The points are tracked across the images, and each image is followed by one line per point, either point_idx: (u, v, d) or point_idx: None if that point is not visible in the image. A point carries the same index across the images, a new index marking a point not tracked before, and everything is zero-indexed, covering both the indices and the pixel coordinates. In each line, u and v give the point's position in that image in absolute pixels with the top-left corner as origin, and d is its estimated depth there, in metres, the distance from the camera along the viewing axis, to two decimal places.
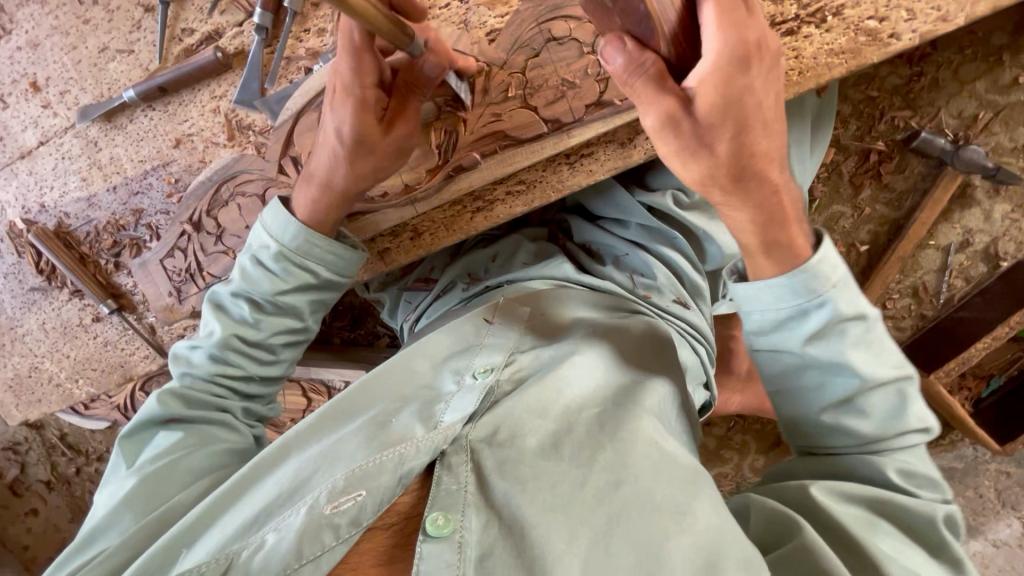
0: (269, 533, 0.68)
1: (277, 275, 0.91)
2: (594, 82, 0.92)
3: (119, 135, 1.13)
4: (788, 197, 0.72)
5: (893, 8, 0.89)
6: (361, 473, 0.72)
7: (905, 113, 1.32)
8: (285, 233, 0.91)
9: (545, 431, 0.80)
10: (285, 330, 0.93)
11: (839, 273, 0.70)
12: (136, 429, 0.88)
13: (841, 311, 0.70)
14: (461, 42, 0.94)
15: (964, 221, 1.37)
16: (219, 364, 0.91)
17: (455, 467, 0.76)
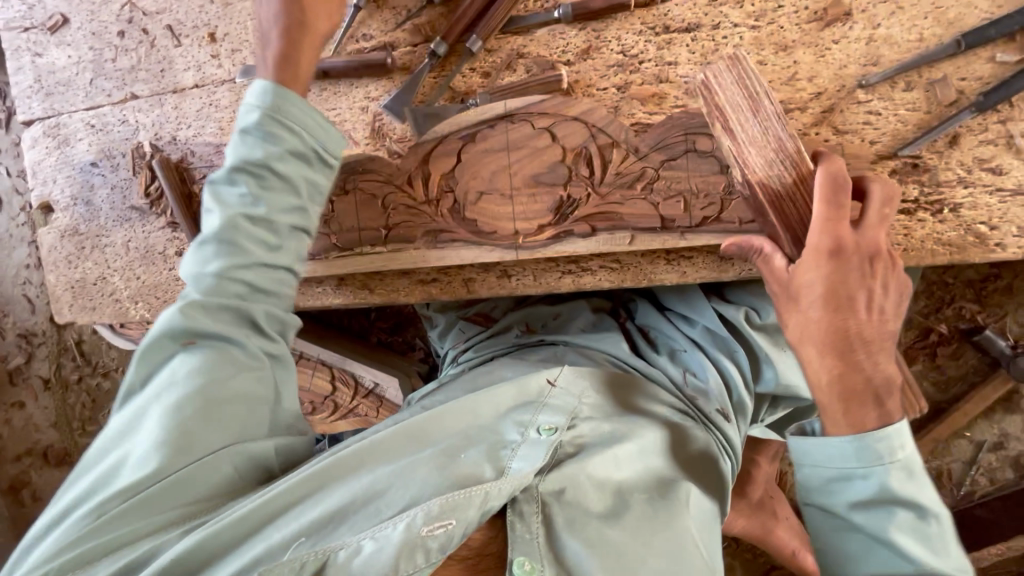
0: (365, 540, 0.73)
1: (268, 141, 0.87)
2: (717, 199, 1.00)
3: None
4: (874, 381, 0.77)
5: (1006, 221, 0.95)
6: (453, 502, 0.75)
7: (973, 306, 1.38)
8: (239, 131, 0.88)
9: (606, 505, 0.86)
10: (287, 206, 0.87)
11: (899, 454, 0.74)
12: (156, 342, 0.83)
13: (891, 489, 0.74)
14: (612, 126, 1.01)
15: (1003, 424, 1.40)
16: (235, 251, 0.84)
17: (528, 516, 0.81)
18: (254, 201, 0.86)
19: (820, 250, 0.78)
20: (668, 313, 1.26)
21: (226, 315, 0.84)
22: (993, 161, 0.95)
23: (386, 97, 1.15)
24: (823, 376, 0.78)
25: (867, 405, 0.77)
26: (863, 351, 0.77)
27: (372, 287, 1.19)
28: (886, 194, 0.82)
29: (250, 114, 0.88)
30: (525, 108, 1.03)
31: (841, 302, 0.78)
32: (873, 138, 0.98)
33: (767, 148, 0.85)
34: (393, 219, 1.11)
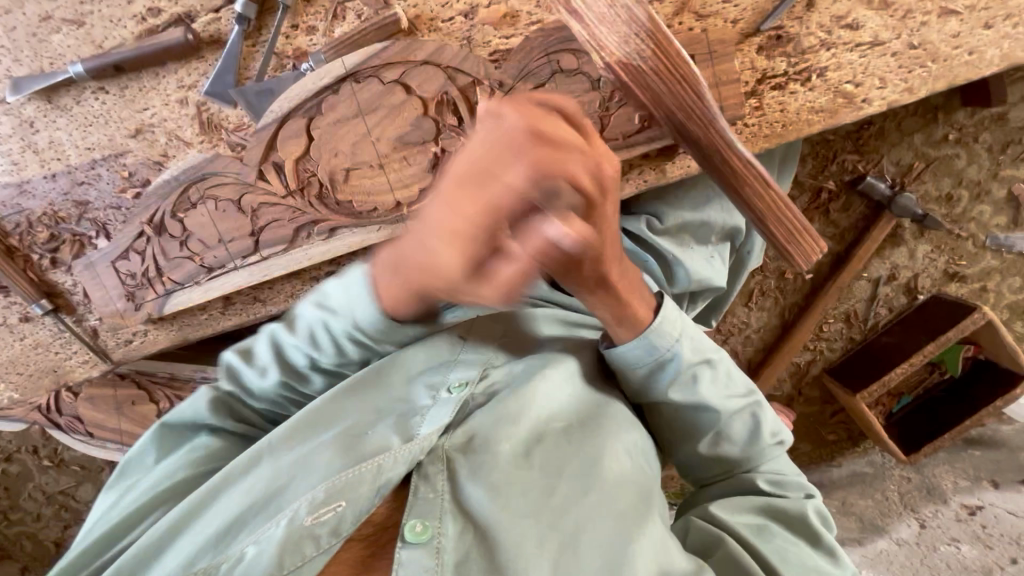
0: (248, 546, 0.70)
1: (285, 372, 0.86)
2: (597, 117, 0.94)
3: (61, 117, 0.99)
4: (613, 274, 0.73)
5: (868, 75, 0.96)
6: (342, 483, 0.73)
7: (853, 157, 1.45)
8: (360, 316, 0.79)
9: (518, 442, 0.82)
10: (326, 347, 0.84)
11: (679, 328, 0.83)
12: (178, 420, 0.86)
13: (687, 359, 0.84)
14: (467, 63, 0.90)
15: (893, 257, 1.53)
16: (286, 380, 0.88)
17: (432, 476, 0.79)
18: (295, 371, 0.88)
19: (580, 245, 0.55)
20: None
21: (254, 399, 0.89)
22: (849, 17, 0.94)
23: (205, 82, 0.97)
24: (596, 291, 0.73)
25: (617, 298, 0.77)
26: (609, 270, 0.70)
27: (263, 299, 1.07)
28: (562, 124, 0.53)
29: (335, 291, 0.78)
30: (367, 62, 0.90)
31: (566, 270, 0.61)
32: (735, 17, 0.93)
33: (618, 23, 0.77)
34: (259, 221, 0.97)
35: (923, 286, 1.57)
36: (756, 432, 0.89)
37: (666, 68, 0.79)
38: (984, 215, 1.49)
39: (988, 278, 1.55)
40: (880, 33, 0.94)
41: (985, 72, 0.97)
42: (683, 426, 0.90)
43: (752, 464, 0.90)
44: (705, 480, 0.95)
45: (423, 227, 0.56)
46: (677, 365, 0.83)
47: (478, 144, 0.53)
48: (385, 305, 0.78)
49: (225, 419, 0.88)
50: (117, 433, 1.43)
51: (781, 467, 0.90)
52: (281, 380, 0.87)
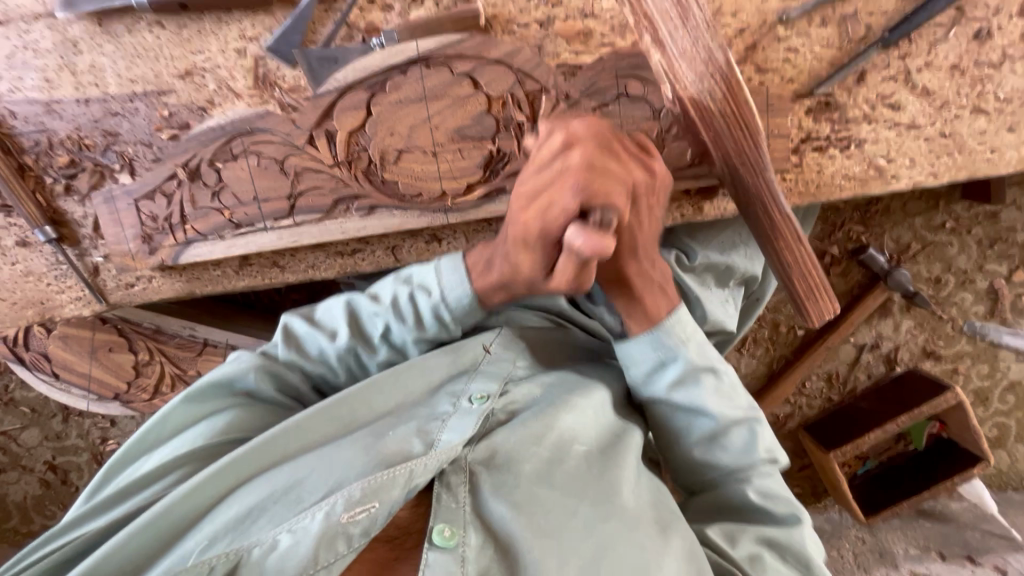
0: (282, 534, 0.66)
1: (363, 341, 0.89)
2: (652, 145, 0.95)
3: (109, 43, 0.96)
4: (652, 277, 0.78)
5: (901, 154, 1.03)
6: (377, 483, 0.69)
7: (858, 228, 1.54)
8: (450, 290, 0.86)
9: (542, 459, 0.79)
10: (405, 324, 0.88)
11: (689, 333, 0.79)
12: (206, 393, 0.85)
13: (694, 362, 0.78)
14: (537, 69, 0.92)
15: (879, 327, 1.62)
16: (352, 353, 0.90)
17: (455, 486, 0.75)
18: (369, 339, 0.90)
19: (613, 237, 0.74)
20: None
21: (311, 368, 0.90)
22: (893, 97, 1.00)
23: (269, 38, 0.95)
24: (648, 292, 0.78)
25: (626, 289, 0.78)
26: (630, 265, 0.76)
27: (283, 265, 1.06)
28: (574, 139, 0.65)
29: (439, 285, 0.86)
30: (441, 49, 0.91)
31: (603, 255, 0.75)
32: (791, 77, 0.98)
33: (698, 61, 0.80)
34: (299, 185, 0.95)
35: (902, 359, 1.65)
36: (751, 448, 0.80)
37: (736, 120, 0.83)
38: (965, 301, 1.59)
39: (960, 361, 1.64)
40: (918, 117, 1.01)
41: (1002, 171, 1.04)
42: (671, 429, 0.83)
43: (743, 475, 0.81)
44: (693, 488, 0.88)
45: (505, 233, 0.74)
46: (680, 366, 0.78)
47: (542, 161, 0.67)
48: (480, 287, 0.85)
49: (268, 386, 0.87)
50: (87, 378, 1.36)
51: (775, 483, 0.82)
52: (351, 347, 0.89)
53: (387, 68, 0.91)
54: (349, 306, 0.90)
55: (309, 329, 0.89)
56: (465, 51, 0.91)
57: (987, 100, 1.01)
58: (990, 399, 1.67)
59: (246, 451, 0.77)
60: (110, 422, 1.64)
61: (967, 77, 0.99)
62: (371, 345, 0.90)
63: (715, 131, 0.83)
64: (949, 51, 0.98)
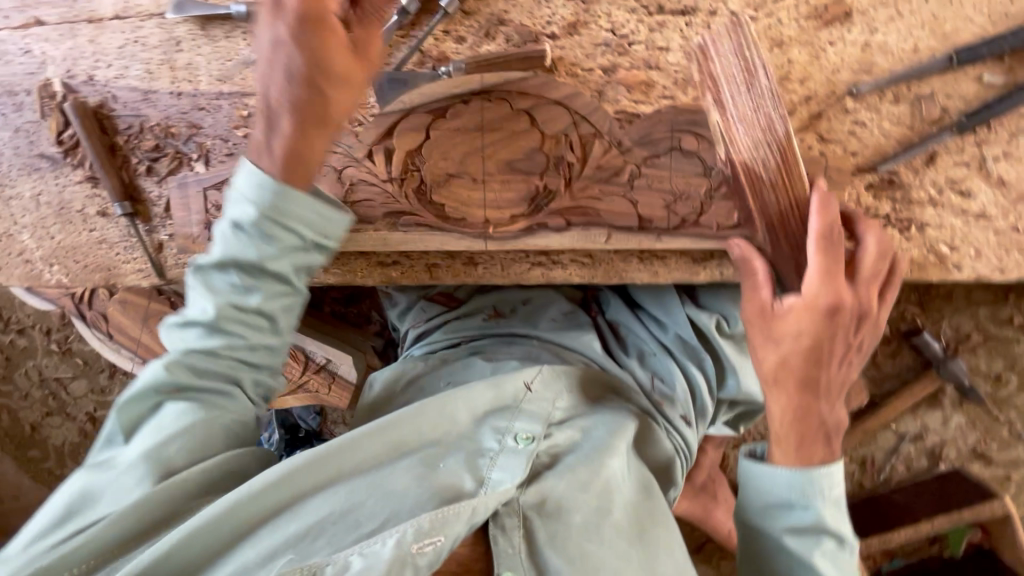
0: (353, 555, 0.65)
1: (234, 299, 0.74)
2: (698, 201, 0.95)
3: (206, 45, 1.05)
4: (827, 421, 0.84)
5: (966, 243, 0.97)
6: (443, 516, 0.69)
7: (915, 309, 1.45)
8: (248, 182, 0.73)
9: (589, 508, 0.79)
10: (269, 256, 0.73)
11: (836, 490, 0.80)
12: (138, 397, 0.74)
13: (824, 520, 0.79)
14: (595, 113, 0.93)
15: (925, 418, 1.52)
16: (222, 331, 0.74)
17: (508, 530, 0.75)
18: (235, 287, 0.74)
19: (816, 302, 0.81)
20: (640, 313, 1.15)
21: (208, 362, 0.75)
22: (963, 183, 0.95)
23: None
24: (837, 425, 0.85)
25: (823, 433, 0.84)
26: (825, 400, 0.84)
27: (326, 267, 1.11)
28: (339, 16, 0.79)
29: (246, 204, 0.73)
30: (503, 85, 0.94)
31: (811, 382, 0.83)
32: (855, 150, 0.96)
33: (756, 128, 0.86)
34: (352, 195, 1.01)
35: (947, 455, 1.53)
36: None
37: (783, 184, 0.88)
38: None
39: (1015, 469, 1.51)
40: (989, 208, 0.96)
41: None
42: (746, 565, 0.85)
43: None
44: None
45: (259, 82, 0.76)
46: (809, 517, 0.79)
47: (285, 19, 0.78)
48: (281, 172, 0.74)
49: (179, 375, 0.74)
50: (137, 342, 1.45)
51: None
52: (222, 310, 0.74)
53: (451, 96, 0.95)
54: (198, 266, 0.75)
55: (182, 329, 0.76)
56: (527, 88, 0.93)
57: None
58: None
59: (294, 466, 0.74)
60: None
61: None
62: (243, 289, 0.74)
63: (767, 204, 0.89)
64: None
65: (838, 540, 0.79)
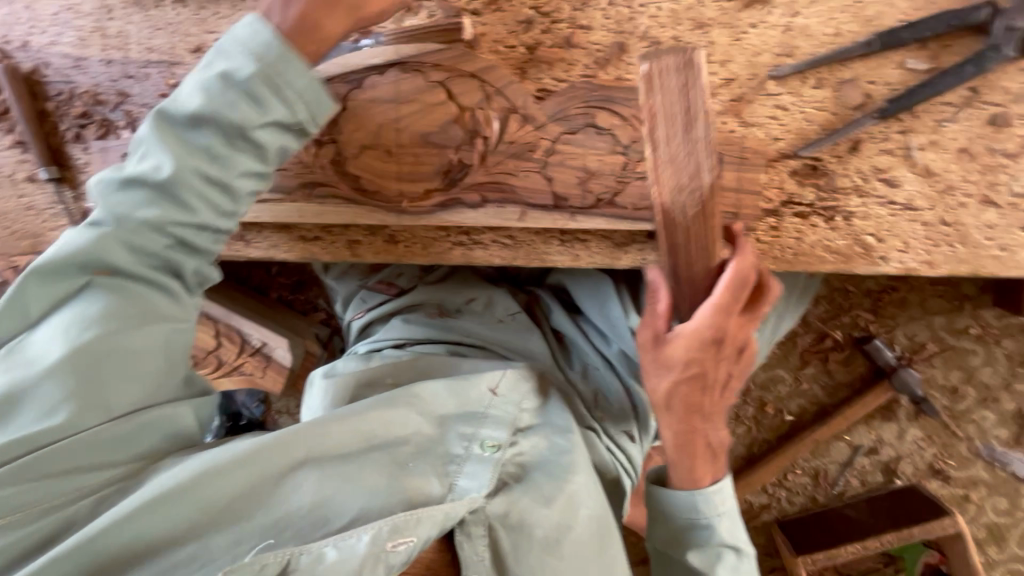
0: (328, 547, 0.69)
1: (201, 160, 0.75)
2: (613, 180, 0.93)
3: (138, 15, 1.06)
4: (711, 440, 0.89)
5: (892, 235, 0.94)
6: (416, 518, 0.73)
7: (868, 316, 1.41)
8: (240, 50, 0.75)
9: (552, 523, 0.81)
10: (237, 132, 0.75)
11: (726, 505, 0.87)
12: (62, 269, 0.74)
13: (722, 536, 0.86)
14: (509, 87, 0.92)
15: (879, 431, 1.46)
16: (166, 204, 0.74)
17: (474, 537, 0.79)
18: (209, 153, 0.75)
19: (703, 336, 0.80)
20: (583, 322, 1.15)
21: (148, 236, 0.74)
22: (889, 172, 0.93)
23: None
24: (721, 438, 0.91)
25: (705, 450, 0.88)
26: (708, 421, 0.88)
27: (247, 240, 1.08)
28: None
29: (241, 59, 0.74)
30: (419, 56, 0.93)
31: (696, 408, 0.86)
32: (777, 134, 0.93)
33: (682, 172, 0.71)
34: None
35: (902, 471, 1.46)
36: None
37: (697, 236, 0.77)
38: (986, 421, 1.41)
39: (974, 488, 1.44)
40: (916, 199, 0.93)
41: (1011, 273, 0.93)
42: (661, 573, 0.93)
43: None
44: None
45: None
46: (710, 534, 0.86)
47: None
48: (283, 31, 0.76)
49: (120, 249, 0.74)
50: None
51: None
52: (180, 177, 0.73)
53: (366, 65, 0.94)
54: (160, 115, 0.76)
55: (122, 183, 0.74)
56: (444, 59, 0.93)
57: (1001, 191, 0.91)
58: (1006, 541, 1.45)
59: (263, 454, 0.74)
60: None
61: (978, 164, 0.91)
62: (211, 157, 0.75)
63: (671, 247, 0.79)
64: (959, 133, 0.90)
65: (737, 554, 0.87)
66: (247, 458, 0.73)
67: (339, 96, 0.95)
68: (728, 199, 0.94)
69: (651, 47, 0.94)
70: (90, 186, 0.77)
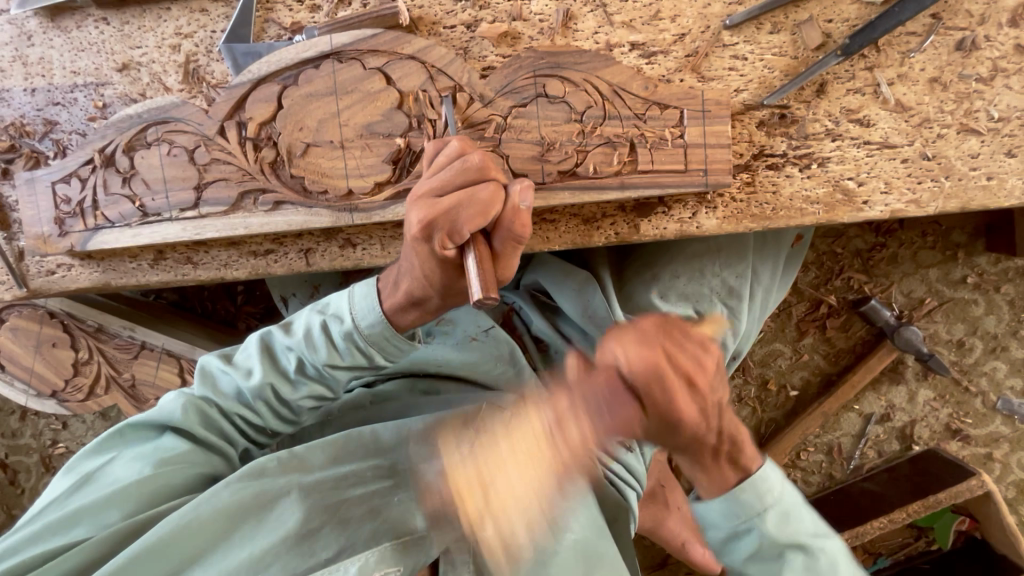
0: None
1: (292, 379, 0.79)
2: (573, 151, 0.87)
3: (58, 38, 1.00)
4: (724, 446, 0.68)
5: (874, 176, 0.89)
6: (391, 550, 0.67)
7: (860, 277, 1.35)
8: (365, 316, 0.77)
9: (537, 550, 0.73)
10: (335, 378, 0.80)
11: (770, 500, 0.71)
12: (139, 425, 0.78)
13: (774, 540, 0.70)
14: (451, 66, 0.88)
15: (889, 395, 1.39)
16: (247, 406, 0.79)
17: (458, 565, 0.72)
18: (293, 378, 0.79)
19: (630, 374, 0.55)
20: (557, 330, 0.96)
21: (203, 433, 0.78)
22: (860, 112, 0.88)
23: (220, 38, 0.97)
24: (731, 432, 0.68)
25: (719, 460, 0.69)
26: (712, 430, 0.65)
27: (195, 261, 1.01)
28: None
29: (360, 317, 0.77)
30: (354, 44, 0.88)
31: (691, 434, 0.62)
32: (739, 86, 0.89)
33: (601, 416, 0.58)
34: (207, 176, 0.93)
35: (919, 436, 1.39)
36: None
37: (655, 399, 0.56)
38: (998, 372, 1.35)
39: (996, 445, 1.37)
40: (891, 136, 0.88)
41: (1003, 202, 0.88)
42: None
43: None
44: None
45: None
46: (758, 541, 0.71)
47: None
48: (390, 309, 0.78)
49: (193, 424, 0.77)
50: (27, 371, 1.26)
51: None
52: (266, 383, 0.78)
53: (298, 59, 0.89)
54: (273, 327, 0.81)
55: (221, 369, 0.79)
56: (379, 43, 0.88)
57: (978, 119, 0.87)
58: None
59: (248, 495, 0.70)
60: (62, 424, 1.50)
61: (952, 92, 0.87)
62: (291, 381, 0.79)
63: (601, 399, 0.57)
64: (925, 63, 0.86)
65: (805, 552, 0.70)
66: (236, 498, 0.70)
67: (275, 95, 0.90)
68: (699, 155, 0.87)
69: (596, 11, 0.89)
70: (199, 363, 0.82)
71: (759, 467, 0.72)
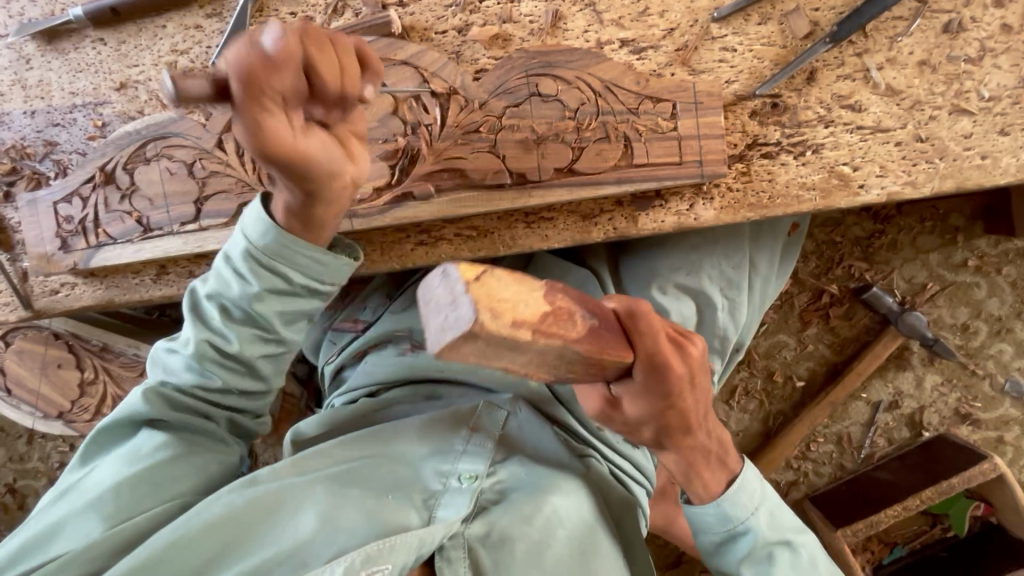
0: None
1: (220, 333, 0.77)
2: (568, 148, 0.88)
3: (56, 60, 1.02)
4: (712, 448, 0.74)
5: (869, 160, 0.89)
6: (387, 547, 0.66)
7: (861, 264, 1.35)
8: (256, 230, 0.73)
9: (533, 541, 0.74)
10: (254, 314, 0.77)
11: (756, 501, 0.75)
12: (107, 433, 0.79)
13: (765, 537, 0.75)
14: (445, 70, 0.89)
15: (896, 382, 1.38)
16: (198, 374, 0.79)
17: (455, 561, 0.72)
18: (219, 329, 0.77)
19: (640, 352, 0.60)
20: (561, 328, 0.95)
21: (170, 416, 0.78)
22: (852, 98, 0.89)
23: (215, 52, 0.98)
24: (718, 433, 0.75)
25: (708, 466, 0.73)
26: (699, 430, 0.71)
27: (197, 275, 1.02)
28: None
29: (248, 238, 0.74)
30: None
31: (684, 429, 0.68)
32: (730, 77, 0.89)
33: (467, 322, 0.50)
34: (206, 189, 0.94)
35: (929, 422, 1.38)
36: None
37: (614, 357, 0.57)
38: (1004, 354, 1.34)
39: (1007, 428, 1.36)
40: (884, 119, 0.88)
41: (999, 180, 0.89)
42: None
43: None
44: None
45: None
46: (752, 540, 0.74)
47: None
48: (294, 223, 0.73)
49: (155, 411, 0.78)
50: (33, 394, 1.26)
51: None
52: (199, 343, 0.77)
53: None
54: (203, 294, 0.78)
55: (166, 353, 0.80)
56: (371, 51, 0.89)
57: (969, 99, 0.87)
58: None
59: (241, 505, 0.70)
60: (70, 446, 1.50)
61: (941, 74, 0.87)
62: (221, 334, 0.77)
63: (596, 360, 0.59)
64: (913, 46, 0.87)
65: (791, 548, 0.76)
66: (229, 509, 0.69)
67: None
68: (694, 146, 0.88)
69: (584, 10, 0.90)
70: (150, 354, 0.85)
71: (741, 469, 0.76)
